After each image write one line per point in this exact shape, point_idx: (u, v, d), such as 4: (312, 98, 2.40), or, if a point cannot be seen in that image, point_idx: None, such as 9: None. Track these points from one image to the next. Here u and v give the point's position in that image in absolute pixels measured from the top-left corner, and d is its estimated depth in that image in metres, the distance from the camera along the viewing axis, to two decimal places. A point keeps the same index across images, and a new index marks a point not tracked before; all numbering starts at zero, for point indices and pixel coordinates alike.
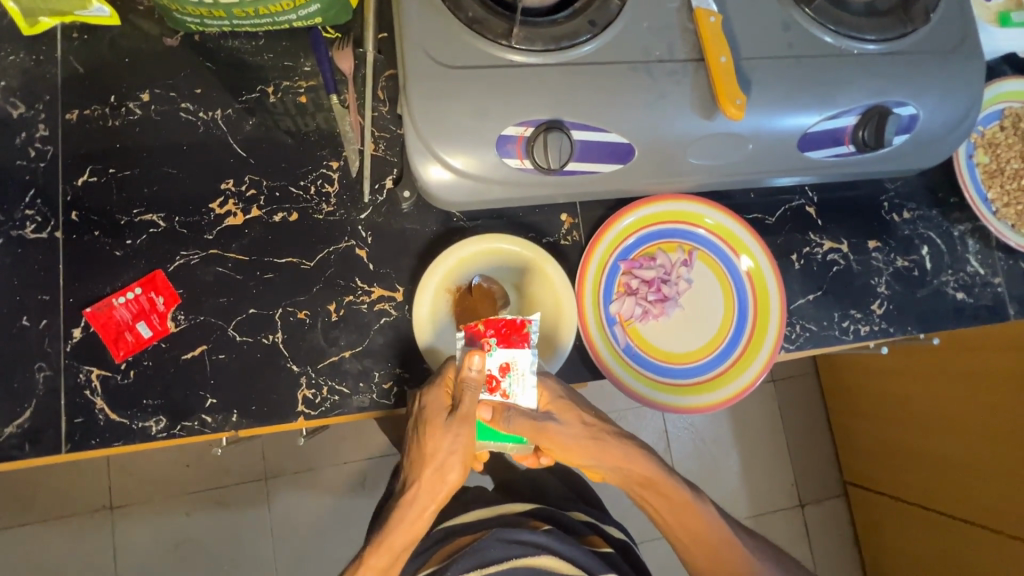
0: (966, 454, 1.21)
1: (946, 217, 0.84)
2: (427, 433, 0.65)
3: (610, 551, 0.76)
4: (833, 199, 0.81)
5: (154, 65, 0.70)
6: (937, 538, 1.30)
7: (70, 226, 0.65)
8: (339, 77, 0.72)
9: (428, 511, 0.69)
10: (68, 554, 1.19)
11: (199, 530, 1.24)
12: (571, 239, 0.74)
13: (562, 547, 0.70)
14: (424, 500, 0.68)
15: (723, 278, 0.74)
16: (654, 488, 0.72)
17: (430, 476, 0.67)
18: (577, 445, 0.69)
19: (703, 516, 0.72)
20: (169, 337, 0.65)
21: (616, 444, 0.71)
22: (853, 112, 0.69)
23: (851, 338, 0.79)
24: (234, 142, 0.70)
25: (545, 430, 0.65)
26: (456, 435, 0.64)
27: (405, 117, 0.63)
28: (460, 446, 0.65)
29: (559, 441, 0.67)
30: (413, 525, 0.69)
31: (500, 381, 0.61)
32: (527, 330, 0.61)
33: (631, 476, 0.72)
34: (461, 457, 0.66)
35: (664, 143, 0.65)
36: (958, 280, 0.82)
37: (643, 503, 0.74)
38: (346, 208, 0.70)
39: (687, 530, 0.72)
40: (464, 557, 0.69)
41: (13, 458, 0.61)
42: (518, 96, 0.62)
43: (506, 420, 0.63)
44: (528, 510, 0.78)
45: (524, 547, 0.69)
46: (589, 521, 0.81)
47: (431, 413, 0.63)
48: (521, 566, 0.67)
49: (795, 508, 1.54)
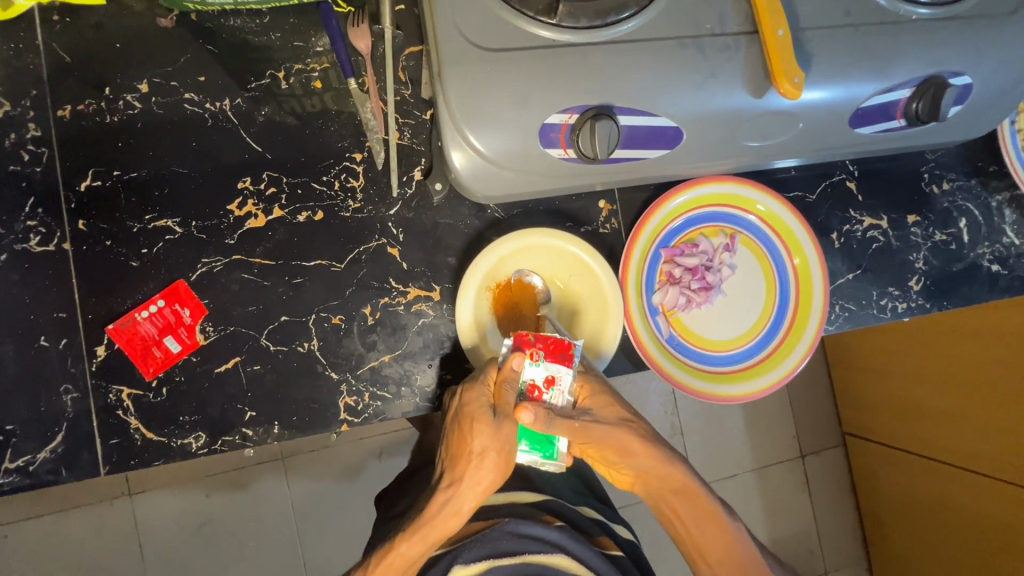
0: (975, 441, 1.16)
1: (985, 187, 0.82)
2: (468, 433, 0.59)
3: (621, 555, 0.67)
4: (873, 173, 0.79)
5: (149, 50, 0.62)
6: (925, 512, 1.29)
7: (78, 236, 0.61)
8: (355, 57, 0.66)
9: (459, 518, 0.61)
10: (84, 546, 1.12)
11: (223, 509, 1.17)
12: (610, 227, 0.72)
13: (576, 548, 0.61)
14: (457, 500, 0.61)
15: (765, 263, 0.73)
16: (686, 499, 0.65)
17: (466, 482, 0.60)
18: (617, 447, 0.63)
19: (732, 535, 0.65)
20: (199, 350, 0.62)
21: (659, 449, 0.65)
22: (909, 83, 0.65)
23: (889, 316, 0.78)
24: (246, 136, 0.64)
25: (587, 428, 0.60)
26: (499, 435, 0.59)
27: (439, 104, 0.58)
28: (503, 448, 0.60)
29: (595, 442, 0.61)
30: (443, 527, 0.60)
31: (541, 392, 0.60)
32: (573, 350, 0.60)
33: (665, 483, 0.65)
34: (502, 462, 0.60)
35: (715, 126, 0.61)
36: (994, 252, 0.82)
37: (670, 519, 0.66)
38: (374, 203, 0.66)
39: (714, 549, 0.65)
40: (470, 547, 0.60)
41: (50, 483, 0.58)
42: (563, 79, 0.57)
43: (547, 423, 0.58)
44: (538, 501, 0.69)
45: (535, 543, 0.60)
46: (598, 520, 0.73)
47: (473, 411, 0.59)
48: (533, 562, 0.58)
49: (797, 460, 1.46)
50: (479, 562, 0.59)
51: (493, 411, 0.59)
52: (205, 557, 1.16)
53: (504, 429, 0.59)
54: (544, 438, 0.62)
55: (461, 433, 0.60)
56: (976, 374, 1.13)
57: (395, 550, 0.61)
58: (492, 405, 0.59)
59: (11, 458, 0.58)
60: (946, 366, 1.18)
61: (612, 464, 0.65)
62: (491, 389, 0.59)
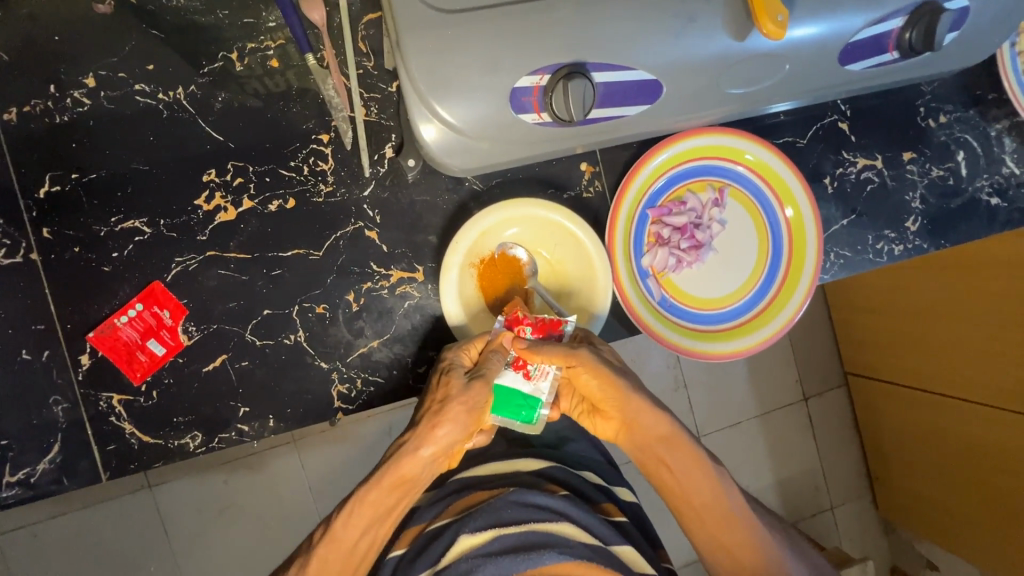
0: (970, 376, 1.13)
1: (984, 117, 0.79)
2: (436, 386, 0.57)
3: (625, 522, 0.67)
4: (864, 111, 0.76)
5: (92, 41, 0.59)
6: (932, 452, 1.27)
7: (45, 246, 0.59)
8: (312, 30, 0.62)
9: (415, 465, 0.55)
10: (105, 539, 1.14)
11: (242, 492, 1.18)
12: (594, 190, 0.70)
13: (579, 515, 0.61)
14: (413, 447, 0.55)
15: (756, 216, 0.71)
16: (671, 447, 0.61)
17: (424, 427, 0.55)
18: (609, 387, 0.58)
19: (719, 482, 0.61)
20: (184, 351, 0.61)
21: (646, 395, 0.61)
22: (902, 12, 0.60)
23: (886, 260, 0.76)
24: (206, 125, 0.61)
25: (579, 363, 0.57)
26: (465, 391, 0.55)
27: (403, 76, 0.54)
28: (468, 403, 0.55)
29: (584, 379, 0.58)
30: (396, 472, 0.56)
31: (526, 365, 0.58)
32: (563, 328, 0.60)
33: (651, 432, 0.60)
34: (465, 416, 0.55)
35: (697, 75, 0.58)
36: (993, 184, 0.79)
37: (655, 468, 0.62)
38: (347, 186, 0.64)
39: (699, 498, 0.61)
40: (477, 517, 0.59)
41: (54, 493, 0.58)
42: (529, 38, 0.53)
43: (539, 347, 0.57)
44: (540, 469, 0.69)
45: (538, 512, 0.59)
46: (601, 486, 0.72)
47: (446, 366, 0.57)
48: (537, 530, 0.57)
49: (798, 403, 1.48)
50: (485, 531, 0.57)
51: (468, 373, 0.57)
52: (227, 539, 1.18)
53: (474, 388, 0.55)
54: (527, 403, 0.59)
55: (433, 388, 0.58)
56: (988, 307, 1.06)
57: (354, 498, 0.56)
58: (468, 370, 0.57)
59: (11, 472, 0.58)
60: (963, 305, 1.10)
61: (600, 405, 0.61)
62: (470, 356, 0.58)
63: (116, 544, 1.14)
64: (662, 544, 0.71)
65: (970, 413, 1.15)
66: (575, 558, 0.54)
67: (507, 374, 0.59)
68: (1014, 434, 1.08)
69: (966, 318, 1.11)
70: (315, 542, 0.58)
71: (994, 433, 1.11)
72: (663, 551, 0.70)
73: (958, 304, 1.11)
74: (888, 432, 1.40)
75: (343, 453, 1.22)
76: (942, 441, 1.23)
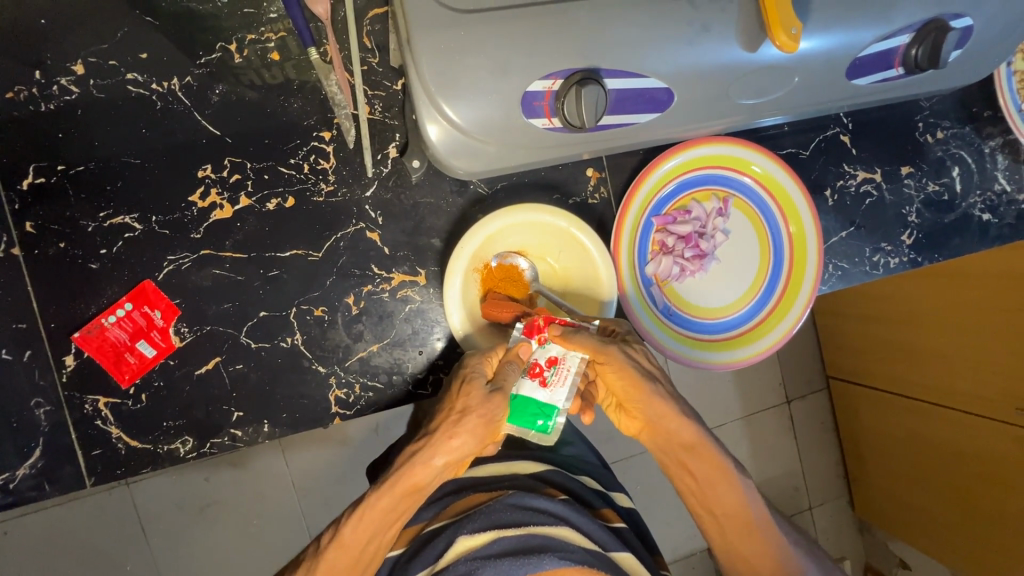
0: (954, 388, 1.14)
1: (979, 133, 0.80)
2: (454, 394, 0.55)
3: (623, 527, 0.66)
4: (865, 125, 0.77)
5: (81, 26, 0.56)
6: (912, 461, 1.29)
7: (28, 241, 0.56)
8: (314, 23, 0.59)
9: (428, 473, 0.54)
10: (79, 541, 1.09)
11: (225, 493, 1.14)
12: (599, 197, 0.69)
13: (579, 520, 0.60)
14: (426, 455, 0.54)
15: (759, 226, 0.71)
16: (696, 454, 0.59)
17: (439, 437, 0.54)
18: (637, 385, 0.58)
19: (741, 492, 0.60)
20: (176, 353, 0.59)
21: (674, 399, 0.59)
22: (909, 28, 0.60)
23: (881, 272, 0.78)
24: (202, 118, 0.59)
25: (608, 357, 0.57)
26: (486, 401, 0.53)
27: (412, 76, 0.53)
28: (486, 416, 0.53)
29: (618, 374, 0.57)
30: (408, 479, 0.54)
31: (543, 372, 0.57)
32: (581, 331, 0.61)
33: (674, 438, 0.59)
34: (481, 429, 0.53)
35: (709, 85, 0.57)
36: (985, 200, 0.81)
37: (677, 473, 0.61)
38: (348, 185, 0.62)
39: (722, 506, 0.60)
40: (476, 518, 0.58)
41: (33, 499, 0.56)
42: (542, 40, 0.52)
43: (574, 336, 0.57)
44: (539, 473, 0.68)
45: (538, 515, 0.58)
46: (599, 491, 0.72)
47: (468, 374, 0.55)
48: (537, 533, 0.56)
49: (782, 406, 1.50)
50: (485, 533, 0.56)
51: (489, 384, 0.55)
52: (207, 542, 1.14)
53: (492, 401, 0.53)
54: (542, 411, 0.57)
55: (450, 395, 0.56)
56: (975, 320, 1.07)
57: (364, 505, 0.55)
58: (490, 381, 0.55)
59: None
60: (962, 314, 1.09)
61: (626, 402, 0.60)
62: (491, 367, 0.56)
63: (90, 547, 1.10)
64: (659, 550, 0.70)
65: (953, 424, 1.16)
66: (576, 563, 0.52)
67: (525, 384, 0.57)
68: (994, 445, 1.09)
69: (955, 332, 1.12)
70: (322, 547, 0.56)
71: (975, 443, 1.13)
72: (659, 558, 0.69)
73: (948, 318, 1.12)
74: (869, 438, 1.43)
75: (331, 452, 1.18)
76: (922, 451, 1.25)
